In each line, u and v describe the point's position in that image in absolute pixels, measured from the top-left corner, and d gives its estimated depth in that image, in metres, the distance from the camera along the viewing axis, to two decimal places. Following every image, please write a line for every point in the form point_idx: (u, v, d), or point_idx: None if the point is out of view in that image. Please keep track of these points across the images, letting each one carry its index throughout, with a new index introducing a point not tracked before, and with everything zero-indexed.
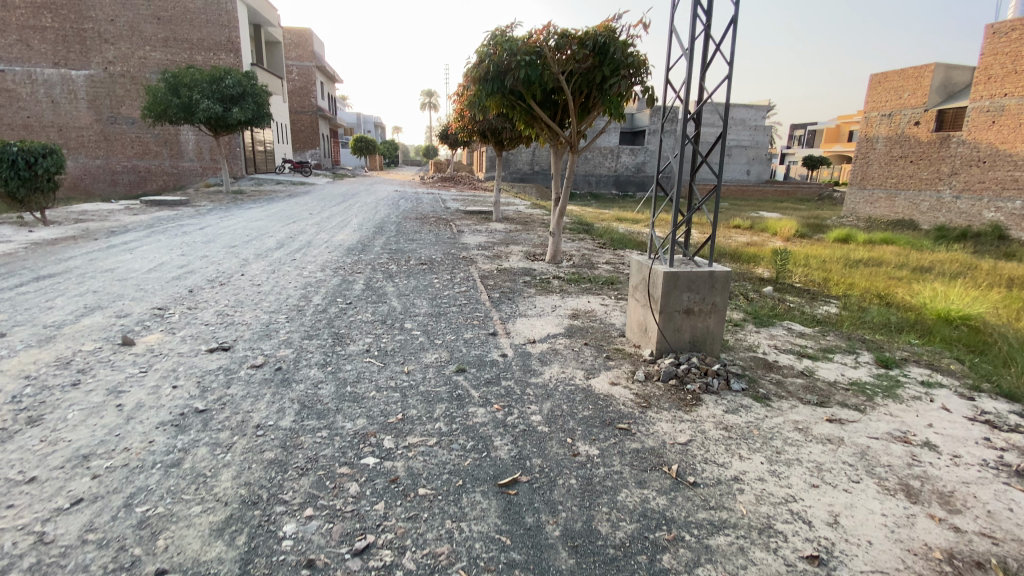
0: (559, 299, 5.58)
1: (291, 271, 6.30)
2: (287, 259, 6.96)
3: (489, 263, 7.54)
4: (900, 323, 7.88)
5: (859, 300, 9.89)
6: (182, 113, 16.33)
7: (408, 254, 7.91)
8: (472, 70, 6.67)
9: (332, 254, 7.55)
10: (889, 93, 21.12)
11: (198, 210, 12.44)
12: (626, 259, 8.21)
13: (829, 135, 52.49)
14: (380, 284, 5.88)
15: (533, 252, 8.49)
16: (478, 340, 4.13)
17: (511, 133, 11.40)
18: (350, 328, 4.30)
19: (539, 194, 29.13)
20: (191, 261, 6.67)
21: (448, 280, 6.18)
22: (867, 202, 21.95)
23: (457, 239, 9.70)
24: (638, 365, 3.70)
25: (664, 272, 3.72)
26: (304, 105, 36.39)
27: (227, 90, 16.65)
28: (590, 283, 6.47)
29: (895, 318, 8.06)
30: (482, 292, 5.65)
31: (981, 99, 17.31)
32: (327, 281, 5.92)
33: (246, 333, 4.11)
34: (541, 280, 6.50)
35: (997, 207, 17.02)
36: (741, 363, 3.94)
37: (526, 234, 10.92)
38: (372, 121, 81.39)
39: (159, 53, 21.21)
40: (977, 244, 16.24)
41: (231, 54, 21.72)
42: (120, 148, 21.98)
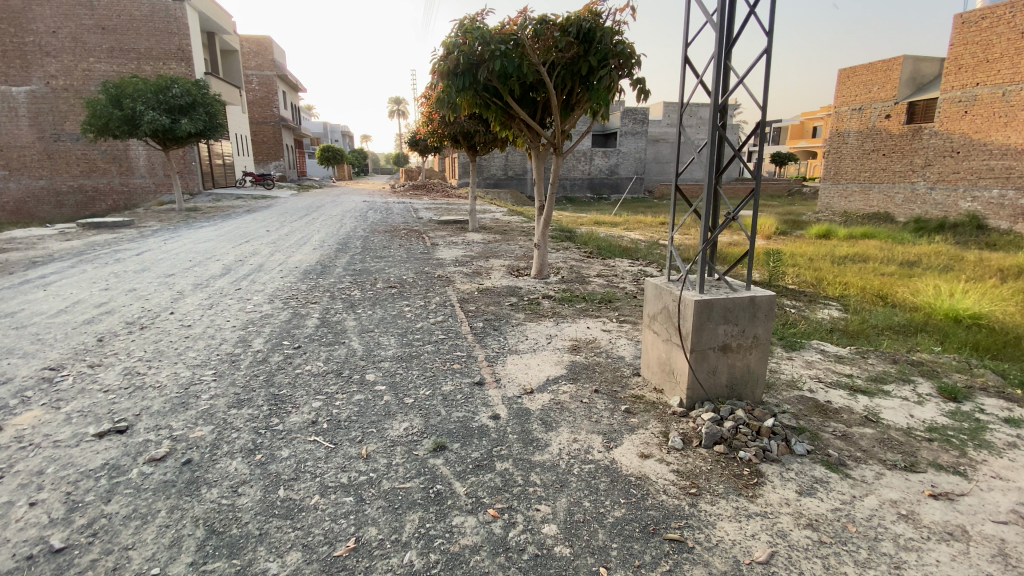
0: (553, 327, 4.72)
1: (235, 305, 5.31)
2: (231, 290, 5.96)
3: (467, 281, 6.67)
4: (911, 325, 7.31)
5: (860, 300, 9.33)
6: (125, 126, 14.96)
7: (375, 275, 6.98)
8: (440, 65, 5.76)
9: (286, 279, 6.58)
10: (859, 87, 21.03)
11: (141, 232, 11.23)
12: (618, 270, 7.46)
13: (795, 132, 53.35)
14: (341, 316, 4.95)
15: (516, 267, 7.67)
16: (461, 395, 3.22)
17: (486, 136, 10.55)
18: (296, 387, 3.34)
19: (514, 199, 28.41)
20: (114, 297, 5.60)
21: (421, 308, 5.25)
22: (843, 196, 21.82)
23: (431, 254, 8.80)
24: (669, 424, 2.89)
25: (696, 300, 2.89)
26: (265, 116, 35.05)
27: (175, 100, 15.35)
28: (585, 302, 5.64)
29: (904, 320, 7.48)
30: (464, 323, 4.76)
31: (951, 90, 17.26)
32: (277, 316, 4.96)
33: (156, 404, 3.12)
34: (529, 301, 5.65)
35: (973, 197, 16.85)
36: (793, 408, 3.16)
37: (506, 245, 10.07)
38: (339, 130, 79.66)
39: (104, 64, 19.69)
40: (955, 234, 16.08)
41: (182, 63, 20.26)
42: (62, 167, 20.31)
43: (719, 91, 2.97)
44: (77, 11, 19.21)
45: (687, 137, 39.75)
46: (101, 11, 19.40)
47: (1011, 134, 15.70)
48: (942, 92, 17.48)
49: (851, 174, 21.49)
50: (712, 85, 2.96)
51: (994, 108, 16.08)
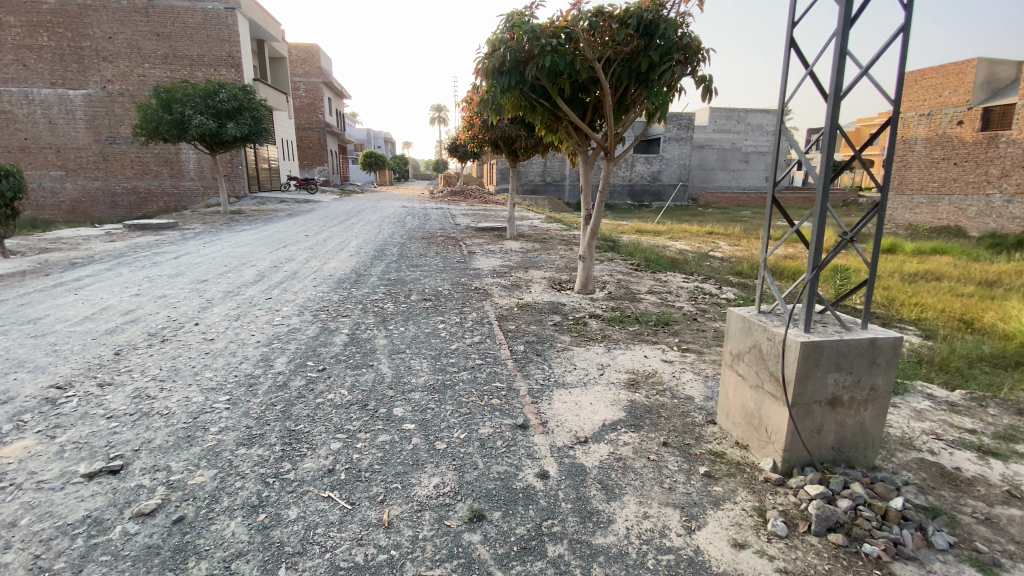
0: (605, 355, 4.15)
1: (263, 317, 5.01)
2: (260, 299, 5.69)
3: (506, 295, 6.20)
4: (1003, 354, 6.32)
5: (941, 325, 8.31)
6: (174, 130, 15.30)
7: (410, 285, 6.61)
8: (484, 63, 5.34)
9: (317, 288, 6.29)
10: (929, 91, 19.44)
11: (184, 235, 11.34)
12: (671, 286, 6.83)
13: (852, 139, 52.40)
14: (371, 332, 4.55)
15: (558, 280, 7.15)
16: (502, 442, 2.73)
17: (529, 141, 10.06)
18: (314, 421, 2.92)
19: (552, 206, 27.89)
20: (142, 304, 5.41)
21: (456, 326, 4.79)
22: (907, 208, 20.25)
23: (468, 263, 8.40)
24: (763, 499, 2.30)
25: (803, 342, 2.33)
26: (313, 122, 35.73)
27: (222, 105, 15.63)
28: (638, 324, 5.06)
29: (995, 348, 6.50)
30: (504, 345, 4.26)
31: None
32: (303, 331, 4.61)
33: (159, 437, 2.76)
34: (575, 321, 5.12)
35: None
36: (917, 479, 2.51)
37: (546, 255, 9.55)
38: (382, 136, 81.24)
39: (159, 70, 20.41)
40: None
41: (232, 69, 20.80)
42: (118, 169, 21.14)
43: (841, 86, 2.35)
44: (136, 19, 20.01)
45: (733, 144, 38.27)
46: (157, 19, 20.15)
47: None
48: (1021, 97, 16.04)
49: (917, 185, 19.89)
50: (834, 76, 2.34)
51: None
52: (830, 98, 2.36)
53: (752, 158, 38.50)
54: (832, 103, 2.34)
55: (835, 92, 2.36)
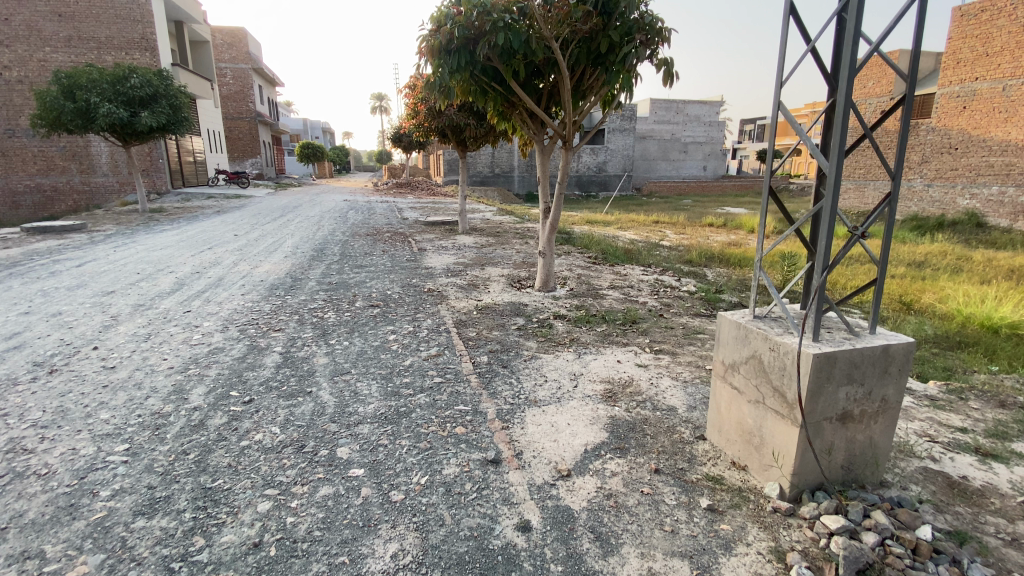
0: (576, 362, 3.79)
1: (181, 336, 4.28)
2: (178, 313, 4.93)
3: (461, 297, 5.74)
4: (944, 336, 6.45)
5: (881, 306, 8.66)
6: (78, 120, 13.62)
7: (354, 289, 6.01)
8: (429, 41, 4.82)
9: (248, 296, 5.57)
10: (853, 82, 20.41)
11: (92, 238, 10.06)
12: (633, 280, 6.61)
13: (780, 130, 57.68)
14: (310, 349, 3.96)
15: (517, 277, 6.77)
16: (472, 485, 2.30)
17: (478, 129, 9.59)
18: (238, 475, 2.37)
19: (501, 197, 27.53)
20: (29, 325, 4.53)
21: (409, 337, 4.27)
22: None
23: (418, 262, 7.85)
24: (779, 539, 1.99)
25: (817, 354, 2.04)
26: (242, 112, 33.38)
27: (135, 92, 14.04)
28: (605, 323, 4.75)
29: (933, 329, 6.63)
30: (465, 358, 3.81)
31: (950, 85, 16.77)
32: (229, 351, 3.95)
33: (31, 509, 2.10)
34: (540, 324, 4.75)
35: (972, 193, 16.40)
36: (928, 495, 2.31)
37: (501, 250, 9.13)
38: (319, 126, 77.56)
39: (62, 54, 18.20)
40: (955, 232, 15.52)
41: (146, 53, 18.82)
42: (19, 165, 18.79)
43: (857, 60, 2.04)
44: None
45: (674, 134, 39.26)
46: None
47: (1012, 130, 15.26)
48: (940, 87, 17.04)
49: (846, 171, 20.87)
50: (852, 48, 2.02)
51: (994, 103, 15.58)
52: (845, 75, 2.04)
53: (691, 148, 39.65)
54: (847, 79, 2.02)
55: (851, 67, 2.04)
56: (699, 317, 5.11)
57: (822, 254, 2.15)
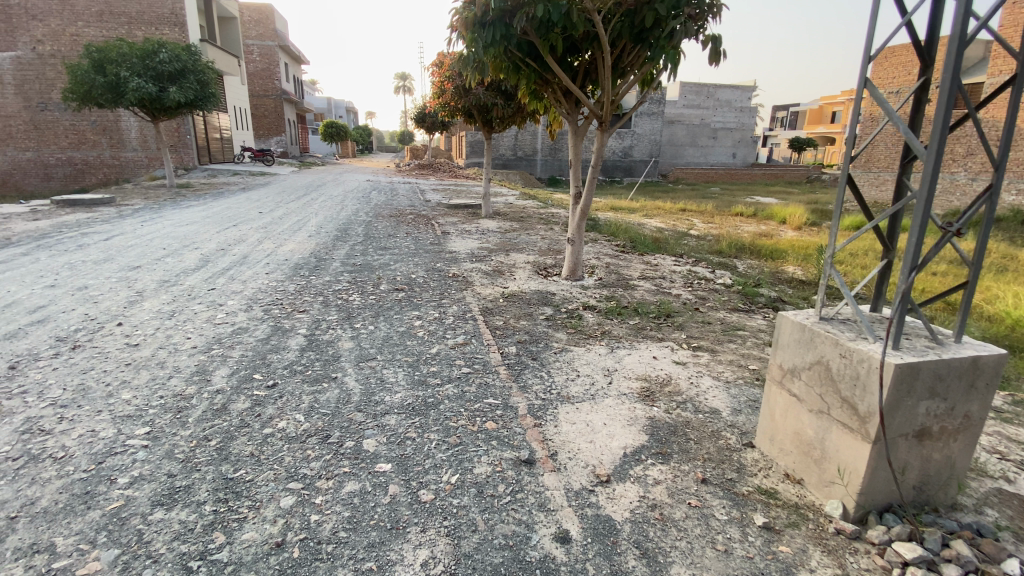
0: (610, 357, 3.61)
1: (205, 314, 4.21)
2: (203, 290, 4.88)
3: (487, 282, 5.58)
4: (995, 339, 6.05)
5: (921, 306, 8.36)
6: (108, 94, 13.71)
7: (379, 271, 5.89)
8: (463, 12, 4.60)
9: (273, 275, 5.50)
10: (899, 68, 19.31)
11: (121, 212, 10.15)
12: (665, 270, 6.37)
13: (812, 117, 56.08)
14: (334, 333, 3.86)
15: (543, 263, 6.59)
16: (504, 487, 2.15)
17: (506, 110, 9.31)
18: (260, 466, 2.26)
19: (524, 181, 27.18)
20: (56, 298, 4.53)
21: (435, 323, 4.13)
22: (873, 185, 20.32)
23: (442, 245, 7.71)
24: (845, 566, 1.81)
25: (898, 365, 1.84)
26: (268, 89, 33.47)
27: (163, 67, 14.04)
28: (638, 316, 4.55)
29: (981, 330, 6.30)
30: (493, 347, 3.66)
31: (999, 74, 15.70)
32: (253, 331, 3.87)
33: (48, 496, 2.04)
34: (570, 314, 4.57)
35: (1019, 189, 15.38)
36: (1009, 521, 2.09)
37: (526, 235, 8.93)
38: (343, 105, 77.60)
39: (94, 29, 18.34)
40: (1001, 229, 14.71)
41: (175, 28, 18.83)
42: (51, 139, 19.12)
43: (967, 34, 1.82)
44: None
45: (703, 119, 38.16)
46: None
47: None
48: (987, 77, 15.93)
49: (886, 162, 19.92)
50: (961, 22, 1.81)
51: None
52: (953, 49, 1.81)
53: (720, 134, 38.51)
54: (955, 53, 1.80)
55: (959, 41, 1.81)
56: (737, 312, 4.89)
57: (910, 252, 1.90)
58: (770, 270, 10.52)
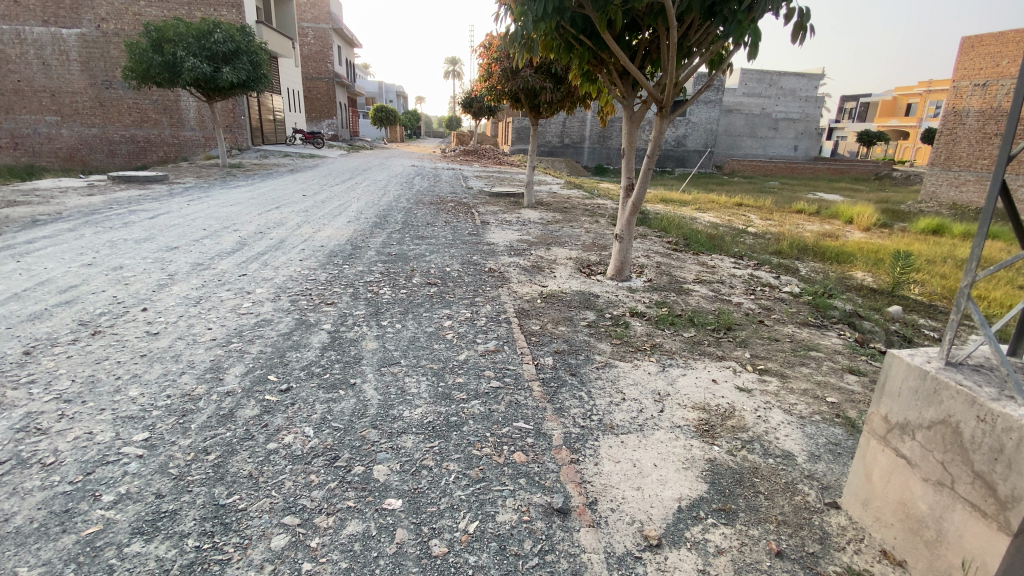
0: (662, 377, 3.18)
1: (230, 302, 4.04)
2: (234, 275, 4.75)
3: (526, 279, 5.23)
4: None
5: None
6: (166, 74, 14.09)
7: (413, 262, 5.64)
8: None
9: (306, 262, 5.34)
10: (984, 59, 17.25)
11: (172, 190, 10.37)
12: (722, 275, 5.84)
13: (885, 109, 52.35)
14: (358, 330, 3.60)
15: (587, 260, 6.18)
16: (532, 545, 1.80)
17: (555, 94, 8.80)
18: (257, 492, 1.99)
19: (569, 169, 26.50)
20: (90, 278, 4.49)
21: (466, 325, 3.80)
22: (951, 185, 18.45)
23: (481, 236, 7.39)
24: None
25: None
26: (321, 72, 33.89)
27: (217, 47, 14.29)
28: (692, 328, 4.09)
29: None
30: (529, 358, 3.30)
31: None
32: (276, 324, 3.65)
33: (21, 513, 1.85)
34: (615, 321, 4.15)
35: None
36: None
37: (569, 228, 8.49)
38: (393, 90, 78.44)
39: (155, 8, 18.98)
40: None
41: (232, 9, 19.23)
42: (116, 116, 19.97)
43: None
44: None
45: (764, 109, 36.10)
46: None
47: None
48: None
49: (967, 160, 18.00)
50: None
51: None
52: None
53: (781, 125, 36.34)
54: None
55: None
56: (806, 327, 4.43)
57: None
58: (835, 275, 9.69)
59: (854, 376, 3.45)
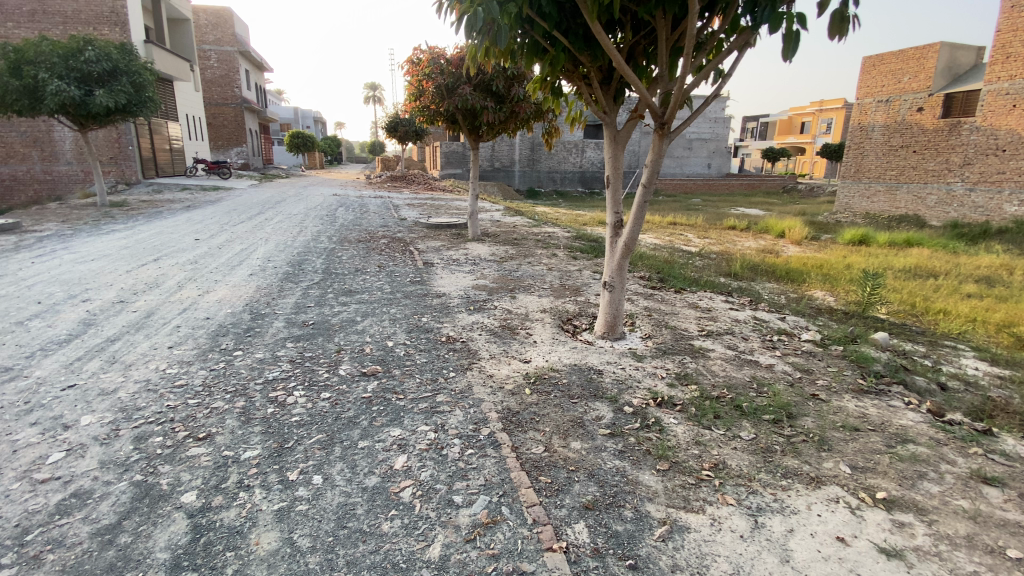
0: (768, 547, 1.96)
1: (23, 455, 2.37)
2: (58, 387, 3.06)
3: (500, 351, 3.91)
4: None
5: (991, 343, 7.20)
6: (26, 101, 11.58)
7: (336, 335, 4.13)
8: None
9: (185, 349, 3.71)
10: (886, 76, 18.54)
11: (16, 241, 8.06)
12: (727, 323, 4.83)
13: (783, 128, 56.78)
14: (244, 503, 2.10)
15: (565, 313, 4.97)
16: None
17: (497, 115, 7.74)
18: None
19: (501, 193, 25.69)
20: None
21: (432, 464, 2.38)
22: (863, 196, 19.38)
23: (425, 285, 5.97)
24: None
25: None
26: (227, 97, 31.00)
27: (90, 68, 11.93)
28: (744, 421, 2.94)
29: None
30: (550, 534, 1.95)
31: (997, 81, 15.08)
32: (95, 506, 2.08)
33: None
34: (640, 418, 2.90)
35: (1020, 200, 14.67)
36: None
37: (526, 265, 7.29)
38: (309, 115, 74.94)
39: (24, 30, 16.15)
40: (1004, 242, 13.92)
41: (116, 28, 16.70)
42: None
43: None
44: None
45: None
46: None
47: None
48: (985, 84, 15.35)
49: (875, 172, 18.95)
50: None
51: None
52: None
53: (697, 144, 37.91)
54: None
55: None
56: (867, 397, 3.46)
57: None
58: (798, 296, 9.20)
59: (995, 489, 2.44)
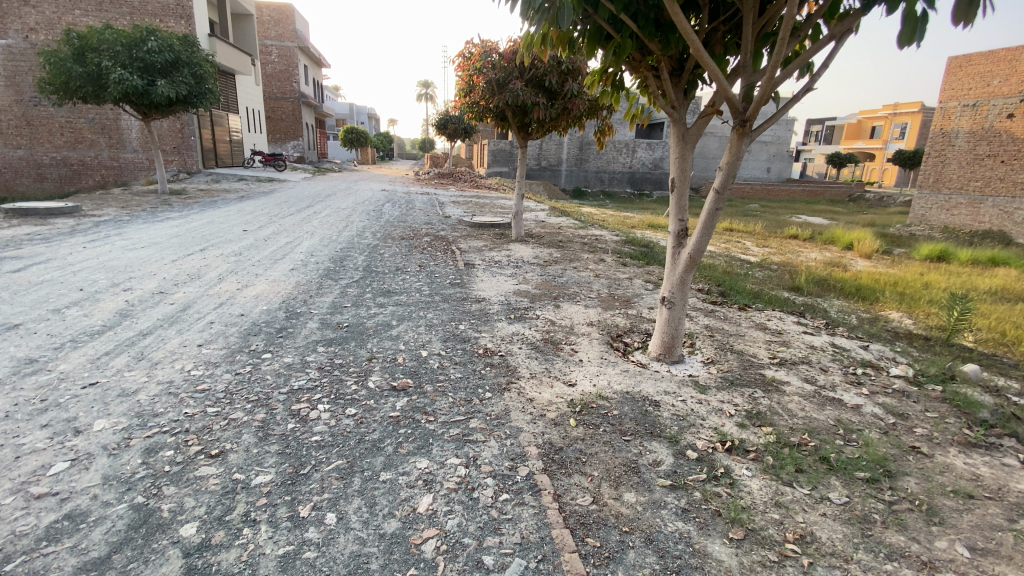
0: None
1: (28, 464, 2.21)
2: (81, 385, 2.93)
3: (542, 369, 3.55)
4: None
5: None
6: (89, 86, 12.12)
7: (368, 341, 3.89)
8: None
9: (214, 348, 3.56)
10: (973, 78, 16.80)
11: (78, 225, 8.38)
12: (800, 350, 4.27)
13: (849, 132, 53.39)
14: (245, 542, 1.85)
15: (617, 328, 4.54)
16: None
17: (549, 112, 7.37)
18: None
19: (547, 193, 25.26)
20: None
21: (460, 510, 2.06)
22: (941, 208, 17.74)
23: (466, 288, 5.68)
24: None
25: None
26: (286, 92, 32.04)
27: (151, 57, 12.38)
28: (832, 477, 2.45)
29: None
30: None
31: None
32: (89, 532, 1.87)
33: None
34: (704, 466, 2.47)
35: None
36: None
37: (572, 270, 6.90)
38: (364, 112, 76.78)
39: (91, 17, 16.88)
40: None
41: (181, 20, 17.47)
42: (45, 136, 17.61)
43: None
44: None
45: None
46: None
47: None
48: None
49: (957, 182, 17.28)
50: None
51: None
52: None
53: (755, 148, 36.13)
54: None
55: None
56: (979, 453, 2.87)
57: None
58: (870, 317, 8.35)
59: None
